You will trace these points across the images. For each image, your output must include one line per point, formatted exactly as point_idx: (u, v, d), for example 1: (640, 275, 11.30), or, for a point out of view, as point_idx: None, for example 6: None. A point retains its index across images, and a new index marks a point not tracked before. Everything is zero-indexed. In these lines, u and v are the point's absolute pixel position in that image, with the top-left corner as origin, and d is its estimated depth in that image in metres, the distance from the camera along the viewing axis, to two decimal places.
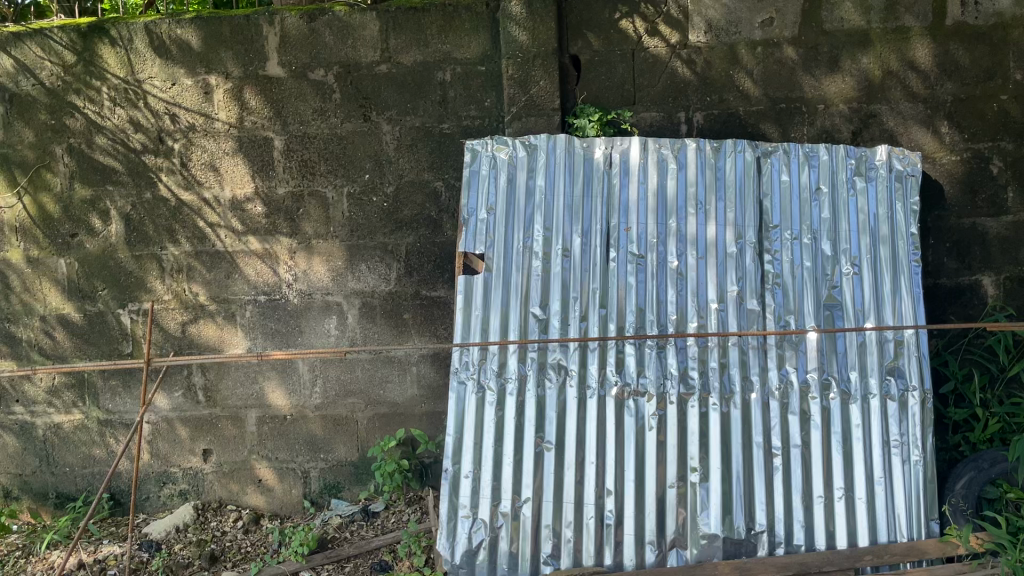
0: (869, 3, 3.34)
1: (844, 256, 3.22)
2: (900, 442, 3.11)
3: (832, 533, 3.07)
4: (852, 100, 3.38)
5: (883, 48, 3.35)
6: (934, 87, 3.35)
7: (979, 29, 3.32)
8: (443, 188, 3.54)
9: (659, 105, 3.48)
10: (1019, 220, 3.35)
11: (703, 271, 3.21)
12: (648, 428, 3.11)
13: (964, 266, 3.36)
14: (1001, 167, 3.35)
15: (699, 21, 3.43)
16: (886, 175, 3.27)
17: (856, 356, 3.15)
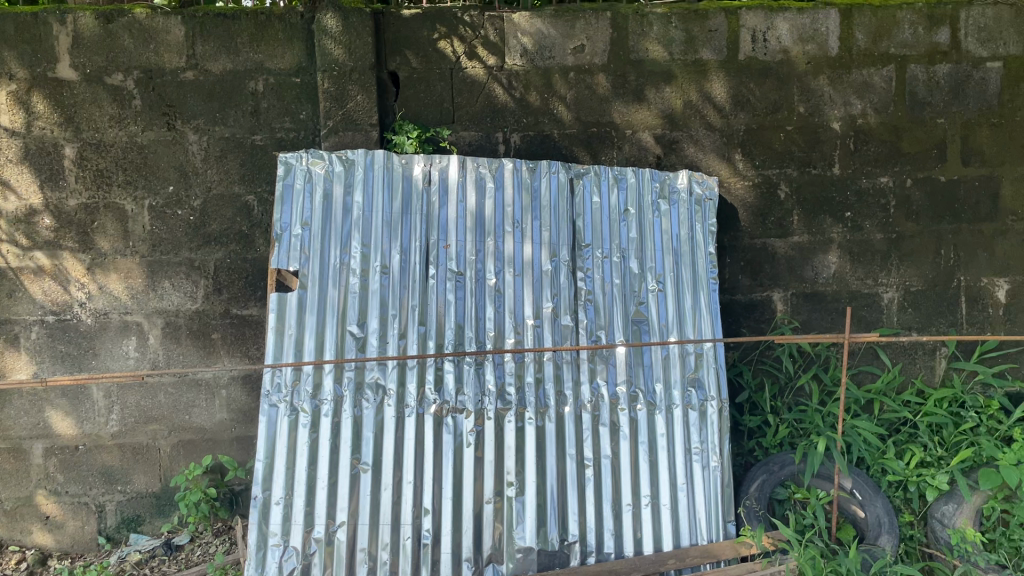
0: (671, 36, 3.54)
1: (649, 274, 3.39)
2: (700, 449, 3.30)
3: (640, 539, 3.19)
4: (656, 128, 3.59)
5: (683, 80, 3.56)
6: (728, 118, 3.58)
7: (768, 64, 3.56)
8: (255, 202, 3.40)
9: (476, 124, 3.53)
10: (802, 241, 3.62)
11: (519, 288, 3.26)
12: (465, 445, 3.11)
13: (757, 283, 3.63)
14: (787, 193, 3.61)
15: (515, 44, 3.51)
16: (687, 199, 3.48)
17: (661, 369, 3.31)
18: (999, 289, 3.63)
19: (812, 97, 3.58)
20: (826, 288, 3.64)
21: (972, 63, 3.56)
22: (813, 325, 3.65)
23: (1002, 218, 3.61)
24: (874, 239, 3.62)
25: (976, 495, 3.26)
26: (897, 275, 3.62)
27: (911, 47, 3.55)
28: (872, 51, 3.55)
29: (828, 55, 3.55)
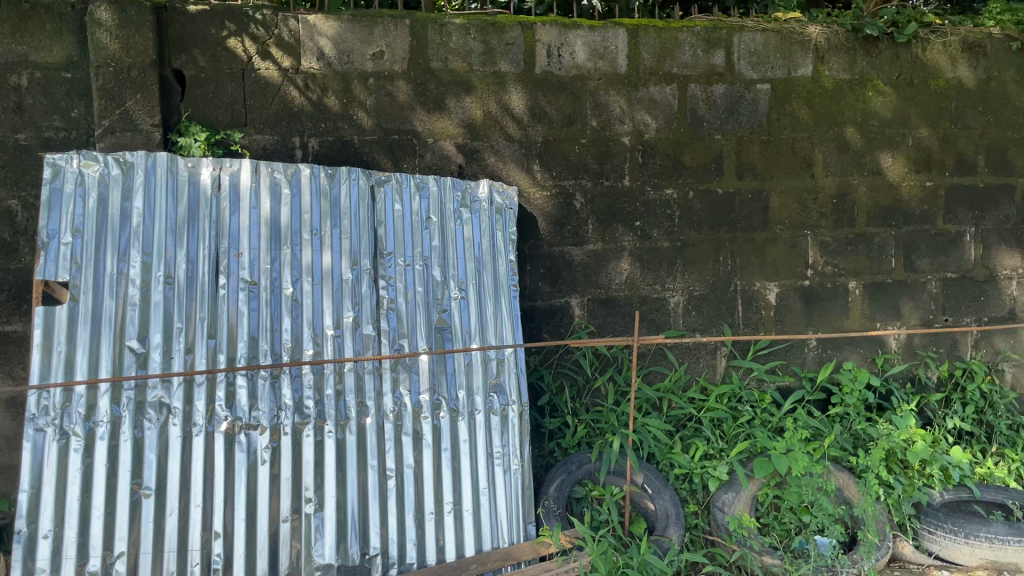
0: (469, 47, 3.58)
1: (451, 282, 3.39)
2: (502, 453, 3.35)
3: (442, 547, 3.19)
4: (456, 137, 3.62)
5: (483, 90, 3.62)
6: (527, 129, 3.68)
7: (563, 79, 3.69)
8: (19, 207, 3.14)
9: (271, 128, 3.42)
10: (597, 249, 3.79)
11: (318, 297, 3.16)
12: (260, 462, 2.98)
13: (555, 289, 3.76)
14: (583, 203, 3.76)
15: (311, 46, 3.43)
16: (488, 208, 3.52)
17: (464, 376, 3.33)
18: (771, 292, 3.94)
19: (604, 111, 3.74)
20: (619, 293, 3.82)
21: (744, 85, 3.85)
22: (608, 328, 3.82)
23: (772, 227, 3.92)
24: (662, 247, 3.84)
25: (752, 483, 3.51)
26: (682, 281, 3.87)
27: (691, 67, 3.80)
28: (656, 71, 3.77)
29: (617, 72, 3.74)
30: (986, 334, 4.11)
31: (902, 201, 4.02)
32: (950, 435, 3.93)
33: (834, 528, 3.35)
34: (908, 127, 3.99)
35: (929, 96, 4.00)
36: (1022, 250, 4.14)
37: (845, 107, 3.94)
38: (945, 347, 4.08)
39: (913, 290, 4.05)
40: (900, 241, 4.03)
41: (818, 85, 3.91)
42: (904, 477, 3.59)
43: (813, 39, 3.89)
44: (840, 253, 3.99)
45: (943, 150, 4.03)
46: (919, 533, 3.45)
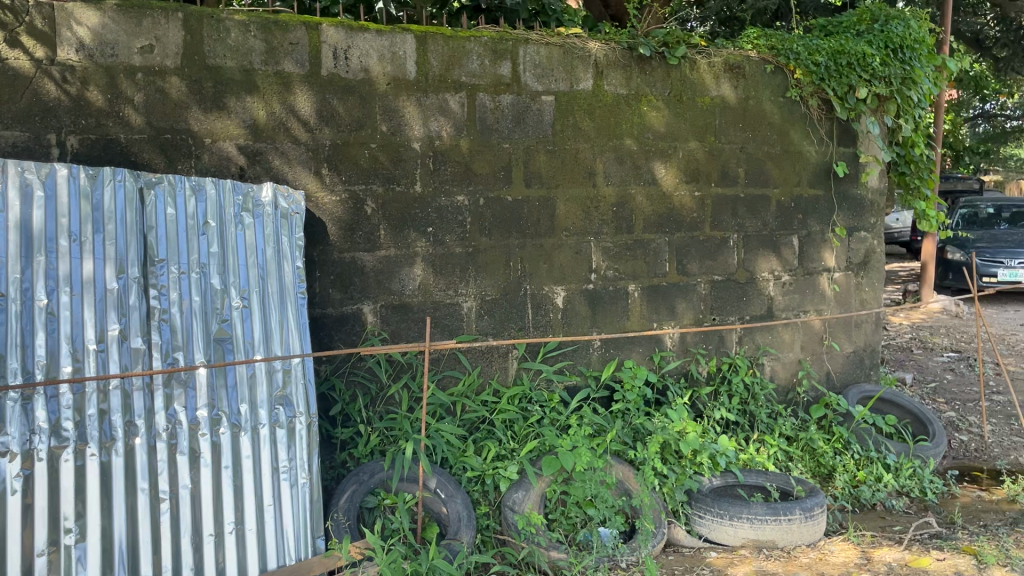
0: (250, 45, 3.44)
1: (232, 290, 3.22)
2: (288, 467, 3.24)
3: (222, 569, 3.05)
4: (238, 139, 3.46)
5: (265, 91, 3.48)
6: (314, 132, 3.58)
7: (350, 82, 3.63)
8: None
9: (23, 124, 3.15)
10: (388, 254, 3.75)
11: (79, 309, 2.90)
12: (9, 493, 2.70)
13: (346, 296, 3.70)
14: (374, 209, 3.70)
15: (69, 37, 3.19)
16: (272, 212, 3.37)
17: (246, 389, 3.17)
18: (558, 296, 4.10)
19: (394, 116, 3.71)
20: (412, 299, 3.82)
21: (530, 96, 3.98)
22: (401, 335, 3.81)
23: (558, 234, 4.07)
24: (454, 253, 3.87)
25: (541, 481, 3.64)
26: (474, 286, 3.93)
27: (478, 76, 3.87)
28: (445, 78, 3.80)
29: (406, 77, 3.73)
30: (748, 332, 4.51)
31: (675, 210, 4.32)
32: (718, 425, 4.26)
33: (615, 519, 3.58)
34: (678, 141, 4.29)
35: (697, 112, 4.33)
36: (777, 254, 4.57)
37: (623, 120, 4.17)
38: (713, 344, 4.44)
39: (685, 292, 4.37)
40: (673, 246, 4.32)
41: (598, 99, 4.11)
42: (677, 466, 3.88)
43: (592, 54, 4.09)
44: (620, 258, 4.21)
45: (710, 162, 4.37)
46: (691, 518, 3.71)
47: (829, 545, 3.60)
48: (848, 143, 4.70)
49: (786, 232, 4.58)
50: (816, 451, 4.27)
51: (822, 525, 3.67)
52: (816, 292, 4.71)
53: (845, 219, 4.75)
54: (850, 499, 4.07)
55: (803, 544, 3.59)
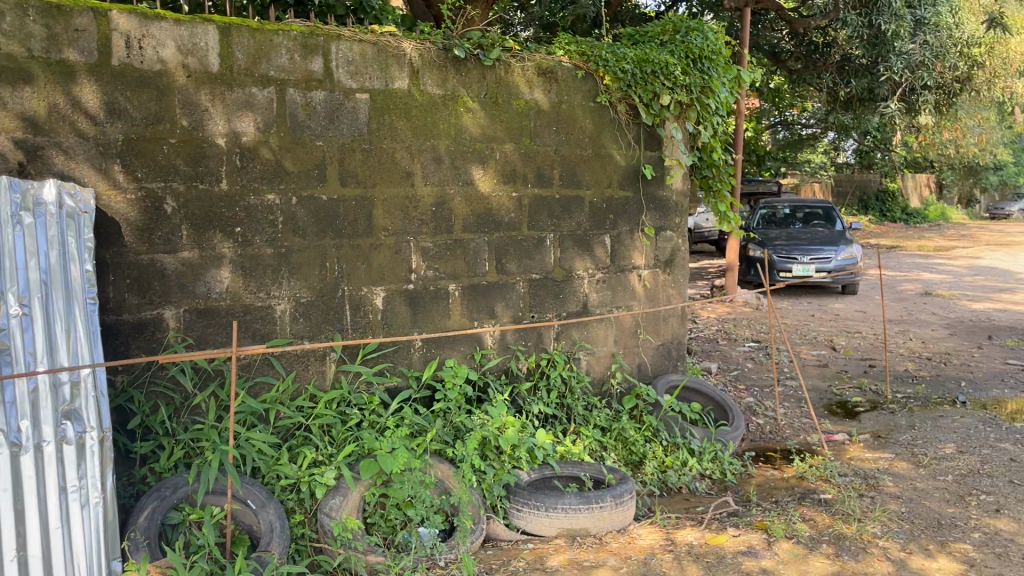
0: (27, 30, 3.18)
1: (8, 297, 2.95)
2: (78, 487, 2.99)
3: None
4: (14, 132, 3.18)
5: (46, 81, 3.22)
6: (104, 126, 3.35)
7: (145, 73, 3.42)
8: None
9: None
10: (191, 257, 3.57)
11: None
12: None
13: (145, 301, 3.48)
14: (174, 208, 3.51)
15: None
16: (56, 212, 3.10)
17: (26, 405, 2.89)
18: (376, 297, 4.04)
19: (195, 111, 3.53)
20: (219, 303, 3.65)
21: (343, 93, 3.90)
22: (208, 340, 3.64)
23: (376, 234, 4.02)
24: (264, 255, 3.74)
25: (360, 485, 3.54)
26: (287, 288, 3.81)
27: (288, 71, 3.75)
28: (251, 72, 3.66)
29: (208, 70, 3.56)
30: (565, 328, 4.66)
31: (493, 210, 4.38)
32: (536, 419, 4.37)
33: (433, 518, 3.57)
34: (495, 142, 4.36)
35: (512, 114, 4.41)
36: (590, 254, 4.76)
37: (439, 120, 4.17)
38: (532, 341, 4.54)
39: (504, 291, 4.45)
40: (492, 246, 4.39)
41: (413, 98, 4.09)
42: (497, 462, 3.92)
43: (407, 53, 4.06)
44: (439, 258, 4.22)
45: (525, 164, 4.47)
46: (508, 512, 3.79)
47: (638, 529, 3.78)
48: (654, 147, 4.96)
49: (598, 232, 4.77)
50: (628, 439, 4.49)
51: (631, 510, 3.82)
52: (627, 289, 4.94)
53: (652, 219, 5.01)
54: (659, 484, 4.30)
55: (613, 529, 3.74)
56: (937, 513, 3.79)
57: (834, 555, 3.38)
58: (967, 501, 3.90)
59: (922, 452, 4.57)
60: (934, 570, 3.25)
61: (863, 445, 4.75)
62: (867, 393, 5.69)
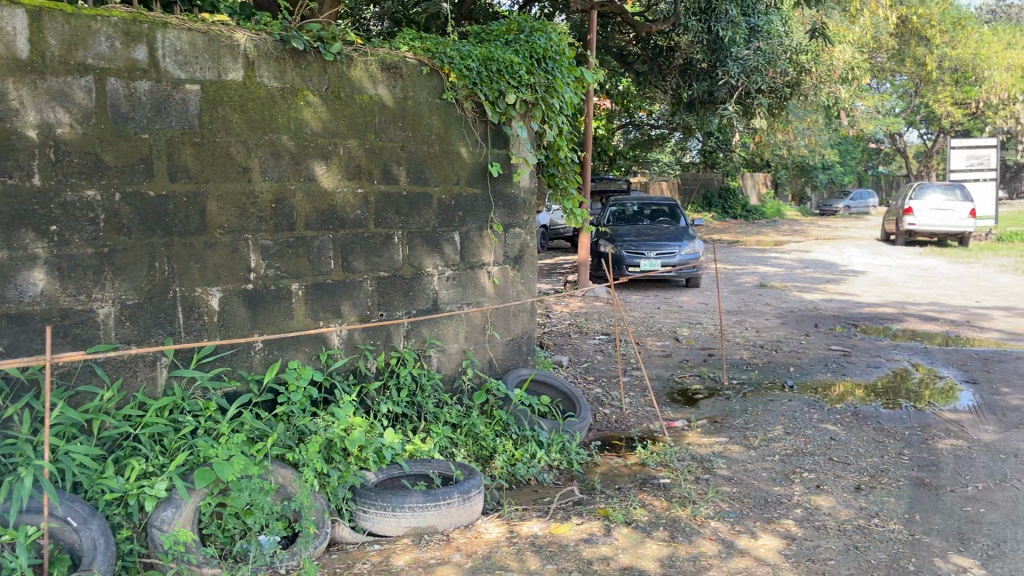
0: None
1: None
2: None
3: None
4: None
5: None
6: None
7: None
8: None
9: None
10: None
11: None
12: None
13: None
14: None
15: None
16: None
17: None
18: (212, 298, 3.86)
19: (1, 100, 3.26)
20: (33, 308, 3.38)
21: (171, 83, 3.69)
22: (20, 348, 3.36)
23: (210, 232, 3.83)
24: (84, 255, 3.49)
25: (194, 495, 3.31)
26: (112, 290, 3.57)
27: (108, 59, 3.52)
28: (65, 60, 3.41)
29: (15, 57, 3.29)
30: (414, 326, 4.63)
31: (337, 207, 4.28)
32: (385, 418, 4.29)
33: (275, 525, 3.41)
34: (338, 137, 4.25)
35: (356, 109, 4.31)
36: (439, 251, 4.74)
37: (277, 114, 4.03)
38: (381, 340, 4.48)
39: (350, 289, 4.35)
40: (337, 244, 4.28)
41: (249, 91, 3.93)
42: (343, 464, 3.78)
43: (241, 44, 3.89)
44: (280, 257, 4.08)
45: (370, 160, 4.39)
46: (355, 514, 3.68)
47: (485, 524, 3.80)
48: (501, 145, 5.00)
49: (446, 229, 4.77)
50: (478, 435, 4.49)
51: (479, 505, 3.82)
52: (477, 286, 4.96)
53: (500, 217, 5.06)
54: (507, 478, 4.33)
55: (460, 526, 3.73)
56: (764, 492, 4.03)
57: (669, 538, 3.54)
58: (791, 479, 4.17)
59: (752, 435, 4.86)
60: (758, 547, 3.46)
61: (700, 431, 4.99)
62: (706, 380, 5.99)
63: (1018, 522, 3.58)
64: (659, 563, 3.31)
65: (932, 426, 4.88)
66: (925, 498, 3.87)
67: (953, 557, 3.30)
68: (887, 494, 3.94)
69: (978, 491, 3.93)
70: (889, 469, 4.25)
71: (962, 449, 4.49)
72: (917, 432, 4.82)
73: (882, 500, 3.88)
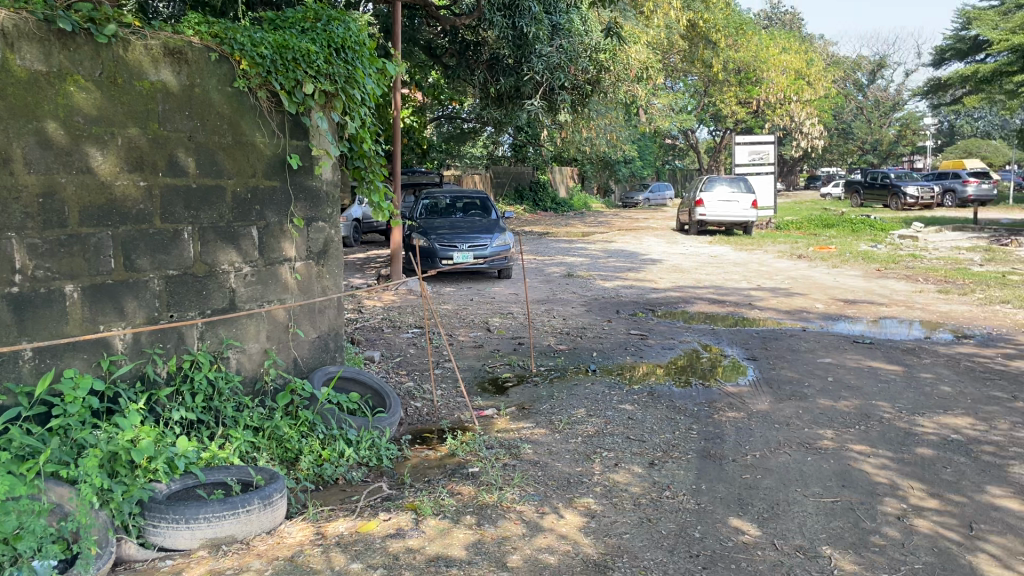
0: None
1: None
2: None
3: None
4: None
5: None
6: None
7: None
8: None
9: None
10: None
11: None
12: None
13: None
14: None
15: None
16: None
17: None
18: None
19: None
20: None
21: None
22: None
23: None
24: None
25: None
26: None
27: None
28: None
29: None
30: (210, 326, 4.39)
31: (117, 200, 3.95)
32: (178, 426, 4.03)
33: (51, 547, 3.06)
34: (116, 127, 3.93)
35: (135, 96, 4.00)
36: (235, 246, 4.53)
37: (43, 101, 3.65)
38: (171, 342, 4.20)
39: (136, 289, 4.04)
40: (119, 241, 3.96)
41: (7, 73, 3.52)
42: (129, 477, 3.50)
43: None
44: (51, 256, 3.69)
45: (154, 151, 4.10)
46: (144, 530, 3.42)
47: (289, 527, 3.68)
48: (300, 136, 4.85)
49: (243, 224, 4.56)
50: (282, 437, 4.34)
51: (281, 510, 3.70)
52: (278, 282, 4.79)
53: (302, 211, 4.92)
54: (314, 479, 4.21)
55: (261, 532, 3.58)
56: (567, 473, 4.19)
57: (475, 525, 3.58)
58: (592, 459, 4.36)
59: (558, 419, 5.03)
60: (560, 525, 3.58)
61: (508, 418, 5.10)
62: (515, 368, 6.13)
63: (788, 485, 3.94)
64: (464, 550, 3.34)
65: (717, 401, 5.28)
66: (710, 469, 4.17)
67: (734, 521, 3.58)
68: (677, 467, 4.21)
69: (755, 459, 4.28)
70: (679, 443, 4.54)
71: (742, 421, 4.88)
72: (704, 407, 5.18)
73: (672, 473, 4.14)
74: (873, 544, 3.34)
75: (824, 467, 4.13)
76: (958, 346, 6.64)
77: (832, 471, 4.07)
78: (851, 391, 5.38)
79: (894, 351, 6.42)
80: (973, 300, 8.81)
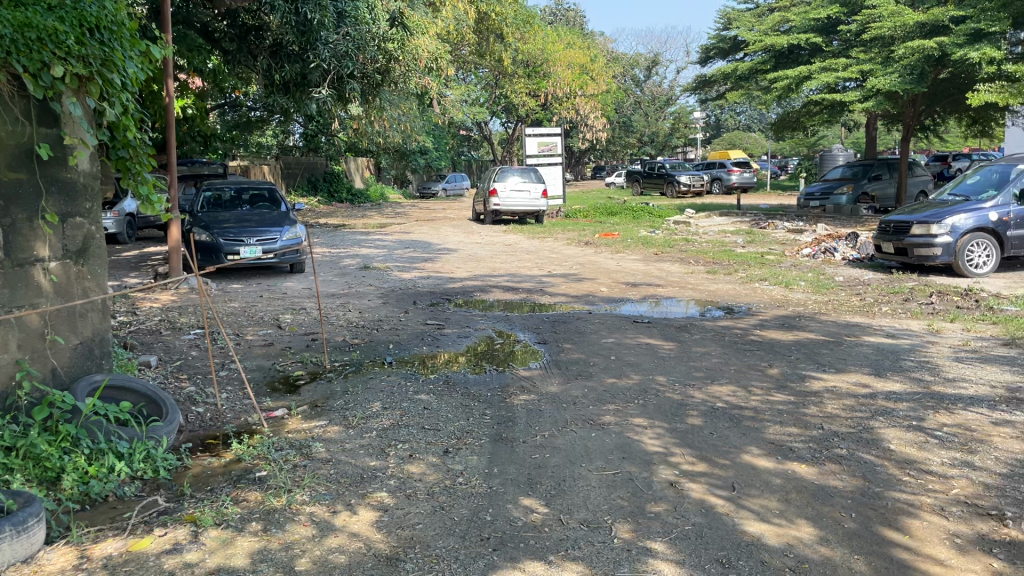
0: None
1: None
2: None
3: None
4: None
5: None
6: None
7: None
8: None
9: None
10: None
11: None
12: None
13: None
14: None
15: None
16: None
17: None
18: None
19: None
20: None
21: None
22: None
23: None
24: None
25: None
26: None
27: None
28: None
29: None
30: None
31: None
32: None
33: None
34: None
35: None
36: None
37: None
38: None
39: None
40: None
41: None
42: None
43: None
44: None
45: None
46: None
47: (48, 554, 3.34)
48: (49, 124, 4.44)
49: None
50: (39, 456, 3.93)
51: (39, 535, 3.33)
52: (30, 286, 4.34)
53: (54, 206, 4.50)
54: (79, 499, 3.86)
55: (15, 562, 3.21)
56: (360, 468, 4.13)
57: (261, 531, 3.44)
58: (386, 453, 4.32)
59: (352, 414, 4.94)
60: (351, 523, 3.52)
61: (300, 417, 4.95)
62: (307, 365, 5.95)
63: (573, 461, 4.12)
64: (248, 559, 3.20)
65: (510, 386, 5.41)
66: (502, 452, 4.27)
67: (524, 501, 3.69)
68: (470, 453, 4.27)
69: (544, 438, 4.44)
70: (472, 430, 4.61)
71: (533, 403, 5.03)
72: (496, 391, 5.30)
73: (465, 459, 4.20)
74: (649, 511, 3.57)
75: (607, 442, 4.35)
76: (724, 321, 7.25)
77: (614, 445, 4.31)
78: (631, 368, 5.72)
79: (670, 329, 6.90)
80: (737, 279, 9.66)
